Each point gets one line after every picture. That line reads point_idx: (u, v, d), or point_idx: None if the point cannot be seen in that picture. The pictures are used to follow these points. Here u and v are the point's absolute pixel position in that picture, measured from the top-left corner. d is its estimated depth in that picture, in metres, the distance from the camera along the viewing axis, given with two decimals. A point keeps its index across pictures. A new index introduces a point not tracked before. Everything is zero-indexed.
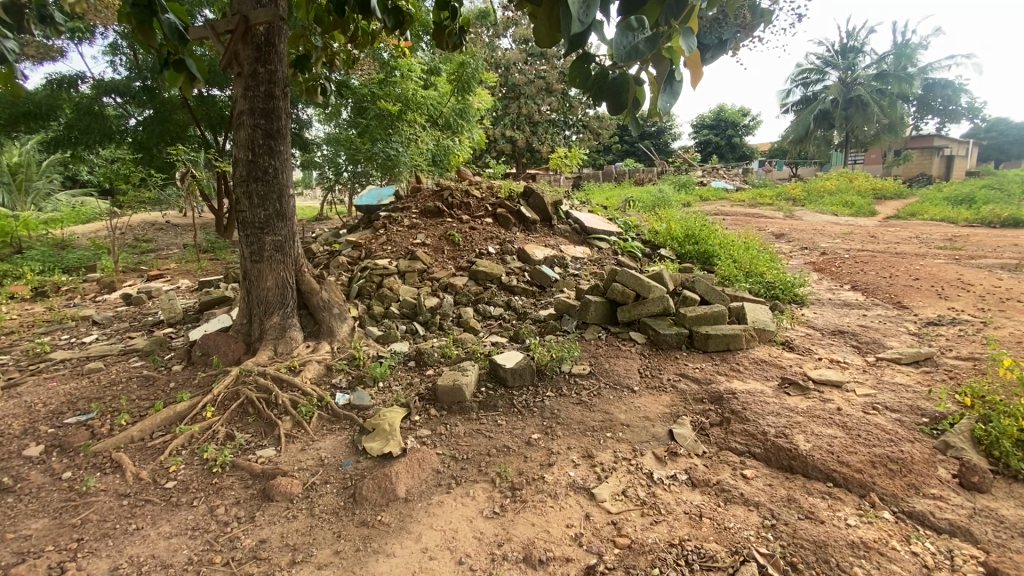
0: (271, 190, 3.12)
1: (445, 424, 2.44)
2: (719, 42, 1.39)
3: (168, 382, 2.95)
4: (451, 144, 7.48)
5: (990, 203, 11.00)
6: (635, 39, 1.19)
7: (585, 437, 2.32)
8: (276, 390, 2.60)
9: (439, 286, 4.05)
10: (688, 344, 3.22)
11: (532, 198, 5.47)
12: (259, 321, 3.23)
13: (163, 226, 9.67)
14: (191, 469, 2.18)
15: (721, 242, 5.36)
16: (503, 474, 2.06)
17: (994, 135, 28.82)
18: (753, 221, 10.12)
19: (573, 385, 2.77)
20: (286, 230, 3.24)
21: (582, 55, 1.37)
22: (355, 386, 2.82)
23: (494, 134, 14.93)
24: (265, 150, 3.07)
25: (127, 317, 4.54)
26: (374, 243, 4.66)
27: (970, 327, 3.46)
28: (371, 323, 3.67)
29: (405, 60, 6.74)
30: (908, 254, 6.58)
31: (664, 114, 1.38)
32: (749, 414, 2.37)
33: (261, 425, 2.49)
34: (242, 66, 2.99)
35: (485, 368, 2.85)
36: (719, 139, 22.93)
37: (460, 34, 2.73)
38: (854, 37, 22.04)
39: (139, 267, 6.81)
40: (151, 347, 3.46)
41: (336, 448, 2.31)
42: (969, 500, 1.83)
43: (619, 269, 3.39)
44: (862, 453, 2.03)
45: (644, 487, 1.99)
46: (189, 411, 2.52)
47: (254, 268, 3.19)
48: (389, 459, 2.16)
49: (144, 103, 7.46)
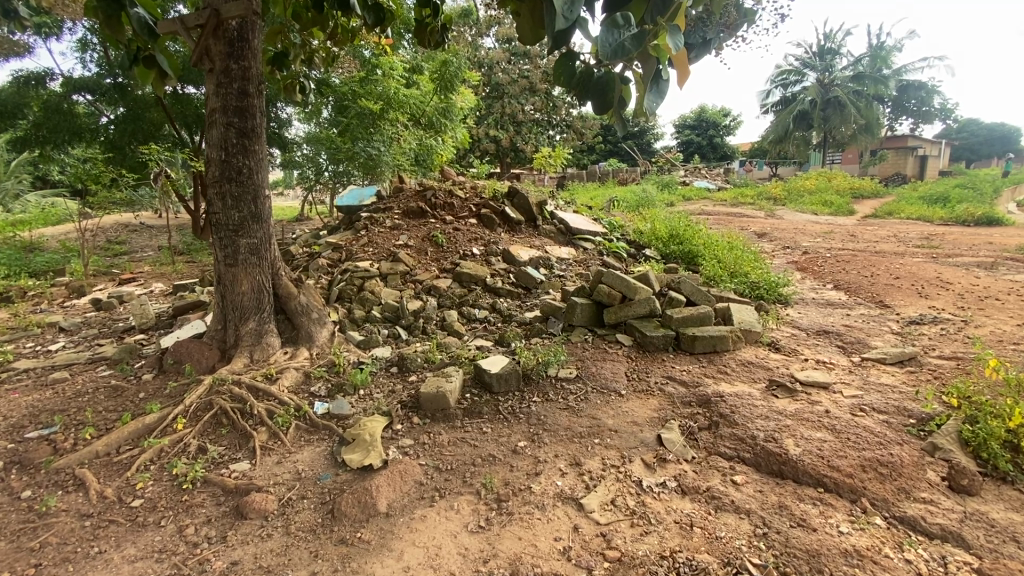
0: (246, 191, 3.01)
1: (428, 433, 2.37)
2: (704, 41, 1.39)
3: (137, 392, 2.81)
4: (434, 144, 7.40)
5: (963, 203, 11.24)
6: (622, 36, 1.15)
7: (573, 443, 2.27)
8: (251, 400, 2.50)
9: (422, 288, 3.98)
10: (674, 346, 3.19)
11: (516, 198, 5.41)
12: (234, 327, 3.11)
13: (137, 228, 9.40)
14: (160, 485, 2.07)
15: (706, 242, 5.35)
16: (489, 485, 2.00)
17: (965, 136, 29.59)
18: (736, 220, 10.20)
19: (559, 390, 2.71)
20: (262, 233, 3.13)
21: (567, 53, 1.32)
22: (334, 394, 2.73)
23: (477, 134, 14.81)
24: (239, 150, 2.96)
25: (97, 323, 4.36)
26: (355, 245, 4.56)
27: (951, 326, 3.49)
28: (352, 327, 3.57)
29: (386, 58, 6.63)
30: (888, 253, 6.67)
31: (650, 114, 1.35)
32: (738, 417, 2.33)
33: (235, 436, 2.39)
34: (213, 63, 2.87)
35: (469, 373, 2.79)
36: (700, 139, 23.13)
37: (443, 33, 2.66)
38: (831, 39, 22.45)
39: (111, 270, 6.57)
40: (120, 355, 3.31)
41: (314, 460, 2.22)
42: (959, 503, 1.81)
43: (606, 269, 3.35)
44: (852, 457, 2.00)
45: (633, 495, 1.94)
46: (158, 423, 2.40)
47: (228, 272, 3.07)
48: (369, 472, 2.08)
49: (116, 100, 7.26)
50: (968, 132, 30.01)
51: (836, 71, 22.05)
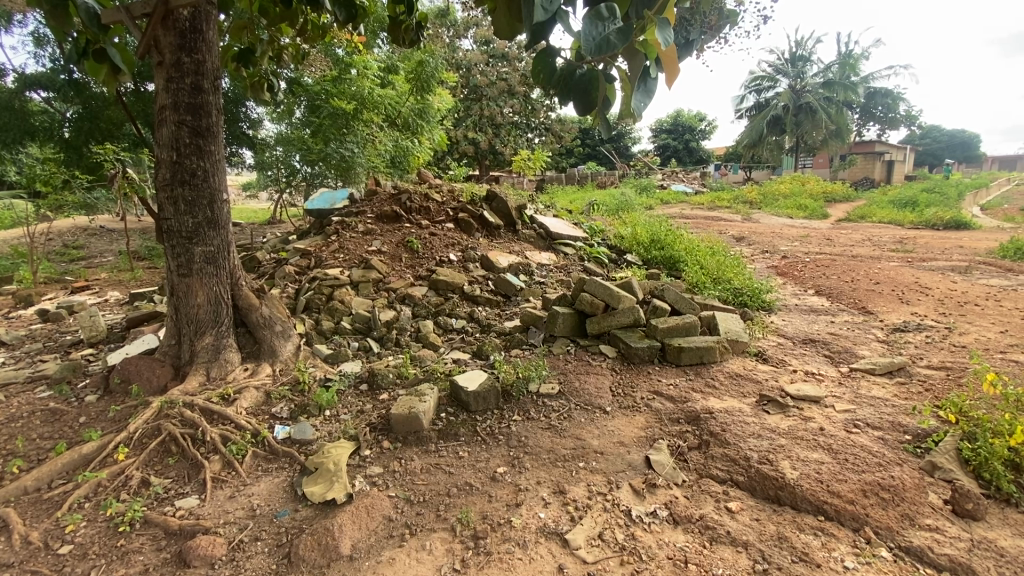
0: (201, 195, 2.77)
1: (398, 459, 2.18)
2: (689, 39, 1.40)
3: (78, 417, 2.55)
4: (411, 145, 7.23)
5: (932, 207, 11.50)
6: (606, 30, 1.09)
7: (556, 468, 2.11)
8: (203, 425, 2.28)
9: (396, 297, 3.76)
10: (660, 357, 3.06)
11: (495, 202, 5.23)
12: (189, 342, 2.86)
13: (96, 232, 8.89)
14: (93, 528, 1.84)
15: (687, 247, 5.26)
16: (465, 519, 1.82)
17: (927, 142, 30.64)
18: (715, 224, 10.27)
19: (541, 407, 2.55)
20: (220, 240, 2.90)
21: (548, 46, 1.23)
22: (297, 417, 2.51)
23: (456, 136, 14.56)
24: (192, 150, 2.72)
25: (42, 336, 4.02)
26: (324, 251, 4.32)
27: (935, 334, 3.45)
28: (319, 340, 3.34)
29: (360, 57, 6.38)
30: (865, 257, 6.72)
31: (636, 114, 1.27)
32: (729, 436, 2.20)
33: (185, 466, 2.17)
34: (162, 55, 2.63)
35: (445, 391, 2.61)
36: (677, 143, 23.37)
37: (418, 30, 2.46)
38: (801, 46, 23.00)
39: (63, 277, 6.17)
40: (62, 374, 3.01)
41: (272, 493, 2.01)
42: (966, 530, 1.71)
43: (588, 277, 3.24)
44: (851, 481, 1.89)
45: (622, 528, 1.78)
46: (98, 453, 2.16)
47: (181, 282, 2.82)
48: (332, 507, 1.88)
49: (71, 97, 6.91)
50: (932, 138, 31.12)
51: (807, 78, 22.56)
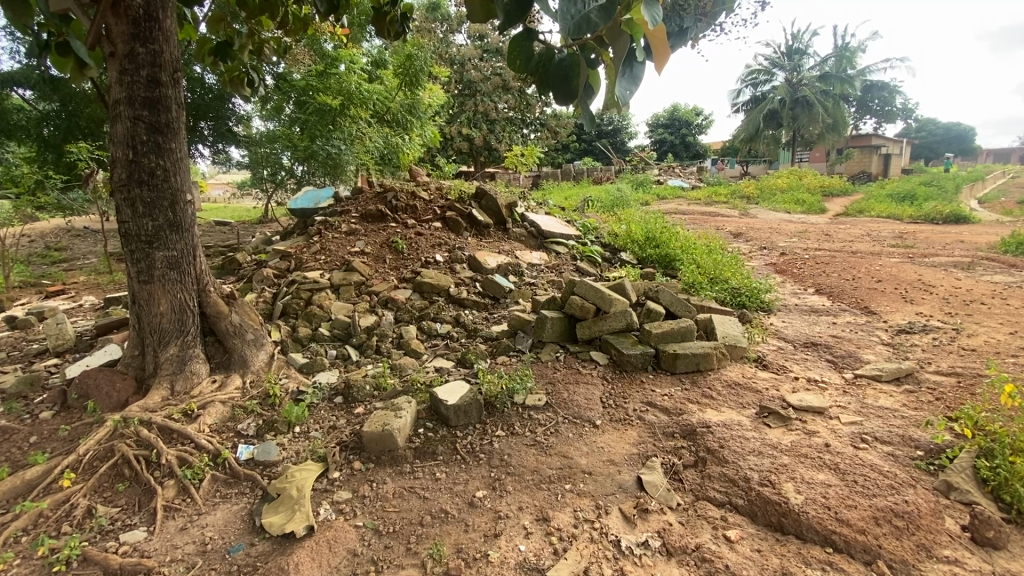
0: (161, 196, 2.58)
1: (369, 483, 2.01)
2: (681, 30, 1.26)
3: (28, 437, 2.37)
4: (401, 142, 7.02)
5: (930, 201, 11.32)
6: (587, 6, 0.92)
7: (540, 491, 1.94)
8: (159, 446, 2.10)
9: (378, 301, 3.57)
10: (654, 364, 2.88)
11: (484, 199, 5.05)
12: (152, 353, 2.68)
13: (80, 233, 8.66)
14: (26, 567, 1.67)
15: (683, 245, 5.09)
16: (437, 554, 1.65)
17: (924, 135, 30.54)
18: (712, 220, 10.13)
19: (527, 421, 2.37)
20: (183, 243, 2.71)
21: (527, 29, 1.07)
22: (263, 434, 2.33)
23: (451, 133, 14.36)
24: (150, 148, 2.52)
25: (7, 345, 3.83)
26: (306, 252, 4.15)
27: (943, 335, 3.30)
28: (295, 348, 3.17)
29: (348, 50, 6.15)
30: (865, 253, 6.56)
31: (621, 104, 1.08)
32: (727, 453, 2.04)
33: (137, 492, 2.00)
34: (115, 45, 2.43)
35: (424, 404, 2.44)
36: (673, 138, 23.20)
37: (404, 22, 2.24)
38: (798, 39, 22.80)
39: (39, 281, 5.95)
40: (17, 389, 2.81)
41: (229, 524, 1.85)
42: (987, 562, 1.55)
43: (578, 279, 3.04)
44: (861, 508, 1.72)
45: (609, 562, 1.62)
46: (43, 479, 1.99)
47: (142, 290, 2.63)
48: (291, 541, 1.72)
49: (48, 94, 6.71)
50: (928, 131, 31.00)
51: (805, 71, 22.35)
